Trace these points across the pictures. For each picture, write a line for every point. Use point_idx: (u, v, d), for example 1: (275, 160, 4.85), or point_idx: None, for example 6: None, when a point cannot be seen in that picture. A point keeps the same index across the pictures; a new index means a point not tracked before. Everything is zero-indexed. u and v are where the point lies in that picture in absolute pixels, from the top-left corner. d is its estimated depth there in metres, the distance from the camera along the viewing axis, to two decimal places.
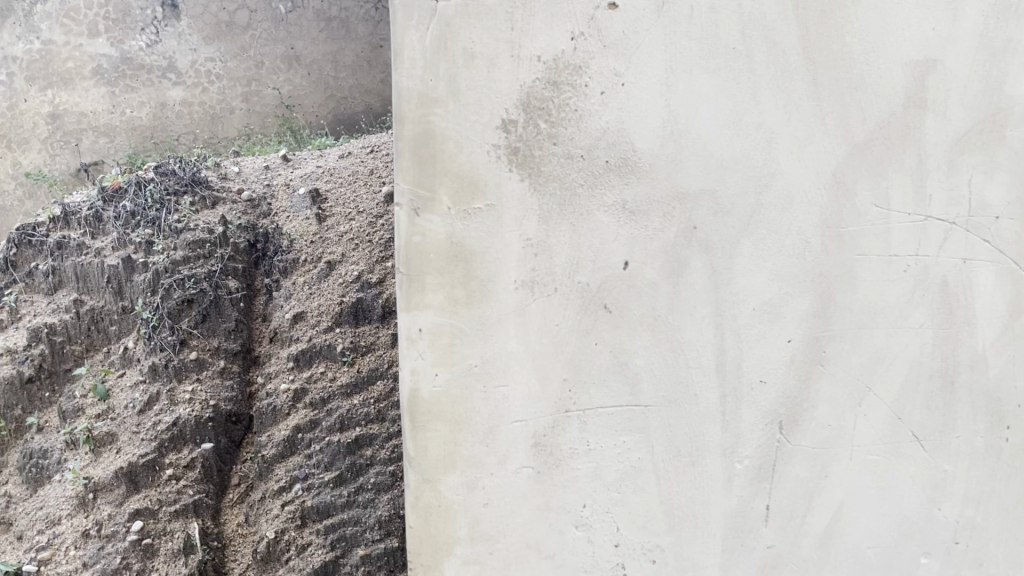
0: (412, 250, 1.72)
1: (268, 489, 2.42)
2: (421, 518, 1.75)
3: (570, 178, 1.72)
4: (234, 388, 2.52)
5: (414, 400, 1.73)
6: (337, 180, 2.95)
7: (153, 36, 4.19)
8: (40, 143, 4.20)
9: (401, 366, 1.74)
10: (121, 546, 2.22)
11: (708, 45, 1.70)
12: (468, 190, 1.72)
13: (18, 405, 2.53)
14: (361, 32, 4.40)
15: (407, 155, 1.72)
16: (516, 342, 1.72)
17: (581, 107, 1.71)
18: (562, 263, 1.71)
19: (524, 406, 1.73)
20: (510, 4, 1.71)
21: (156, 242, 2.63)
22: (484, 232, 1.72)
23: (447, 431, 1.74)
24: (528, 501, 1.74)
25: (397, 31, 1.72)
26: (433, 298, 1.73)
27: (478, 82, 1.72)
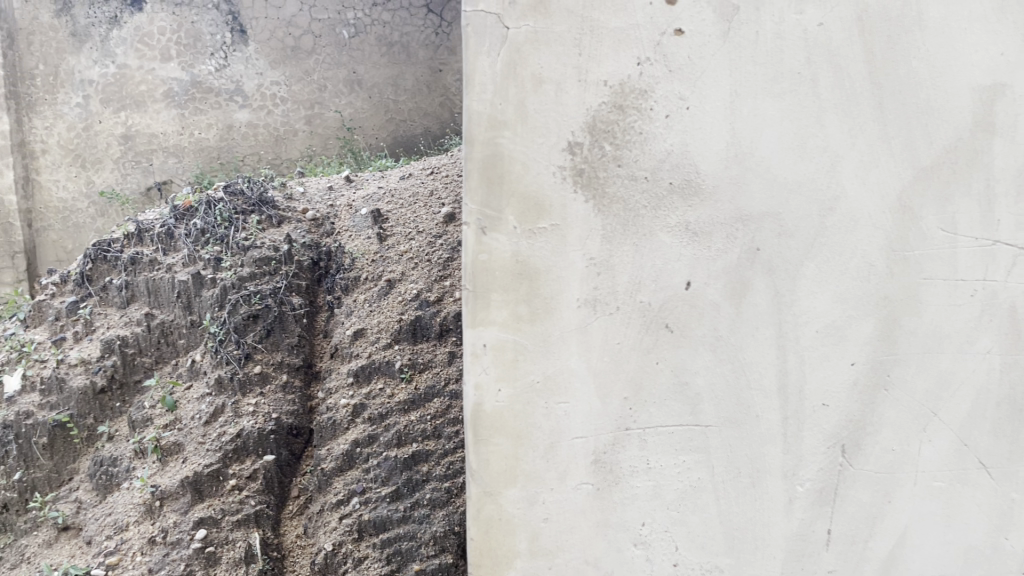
0: (477, 268, 1.73)
1: (326, 502, 2.45)
2: (482, 531, 1.76)
3: (633, 200, 1.73)
4: (295, 402, 2.59)
5: (477, 416, 1.74)
6: (398, 202, 3.12)
7: (221, 61, 5.40)
8: (114, 163, 5.54)
9: (465, 381, 1.75)
10: (185, 554, 2.24)
11: (773, 70, 1.69)
12: (535, 209, 1.73)
13: (90, 413, 2.65)
14: (422, 56, 5.55)
15: (476, 174, 1.73)
16: (578, 359, 1.72)
17: (647, 130, 1.72)
18: (625, 284, 1.72)
19: (584, 423, 1.73)
20: (579, 30, 1.71)
21: (224, 260, 2.75)
22: (548, 251, 1.73)
23: (509, 446, 1.74)
24: (587, 518, 1.74)
25: (469, 57, 1.72)
26: (496, 314, 1.74)
27: (546, 107, 1.72)
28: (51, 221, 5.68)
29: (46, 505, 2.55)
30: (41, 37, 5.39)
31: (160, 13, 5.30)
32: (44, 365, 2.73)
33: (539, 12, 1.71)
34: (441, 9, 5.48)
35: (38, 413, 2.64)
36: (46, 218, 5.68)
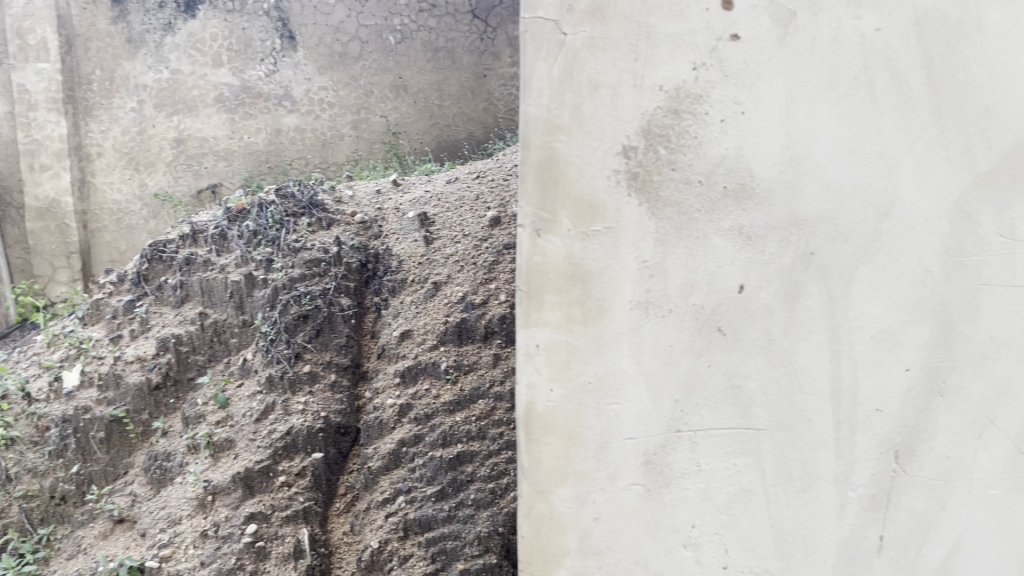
0: (530, 270, 1.66)
1: (373, 500, 2.48)
2: (533, 528, 1.73)
3: (687, 203, 1.63)
4: (343, 401, 2.64)
5: (529, 415, 1.69)
6: (444, 205, 3.16)
7: (271, 66, 5.53)
8: (166, 166, 5.68)
9: (518, 380, 1.69)
10: (236, 548, 2.30)
11: (829, 74, 1.59)
12: (589, 211, 1.64)
13: (145, 409, 2.72)
14: (466, 61, 5.62)
15: (531, 177, 1.64)
16: (630, 362, 1.66)
17: (701, 135, 1.62)
18: (677, 286, 1.64)
19: (635, 424, 1.66)
20: (635, 36, 1.61)
21: (276, 261, 2.85)
22: (602, 253, 1.65)
23: (560, 445, 1.69)
24: (637, 518, 1.70)
25: (527, 63, 1.63)
26: (550, 316, 1.67)
27: (602, 112, 1.63)
28: (106, 222, 5.82)
29: (101, 498, 2.62)
30: (98, 43, 5.56)
31: (212, 20, 5.47)
32: (102, 361, 2.83)
33: (595, 18, 1.60)
34: (486, 15, 5.53)
35: (95, 408, 2.72)
36: (101, 219, 5.82)
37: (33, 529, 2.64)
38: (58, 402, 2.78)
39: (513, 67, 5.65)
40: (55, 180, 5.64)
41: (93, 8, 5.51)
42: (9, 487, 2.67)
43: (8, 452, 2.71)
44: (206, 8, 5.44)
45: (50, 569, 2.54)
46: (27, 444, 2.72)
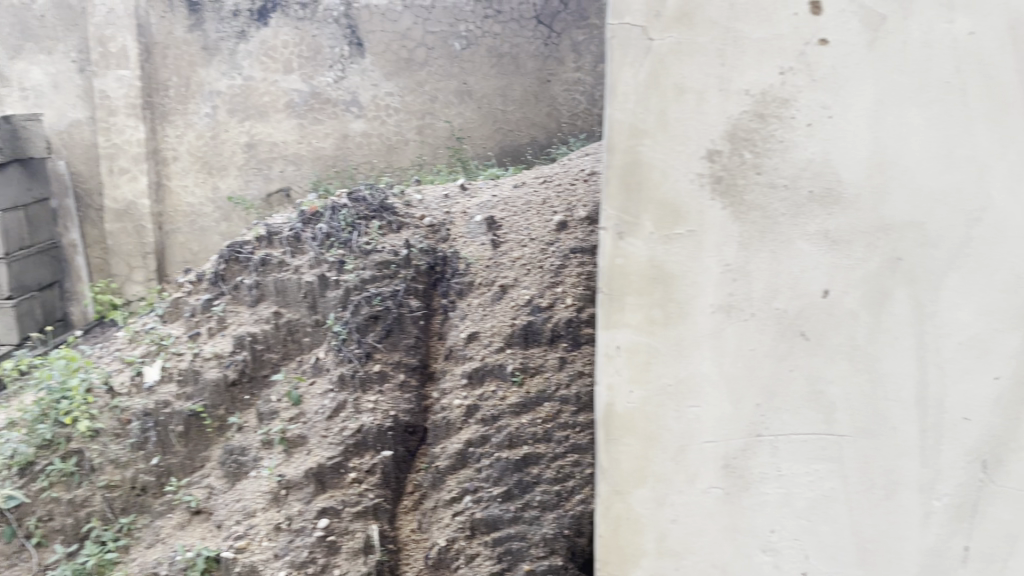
0: (613, 270, 1.69)
1: (440, 499, 2.51)
2: (612, 526, 1.77)
3: (772, 207, 1.62)
4: (412, 401, 2.69)
5: (609, 414, 1.73)
6: (512, 209, 3.19)
7: (339, 73, 5.65)
8: (238, 170, 5.86)
9: (597, 380, 1.73)
10: (308, 541, 2.37)
11: (920, 78, 1.56)
12: (671, 213, 1.66)
13: (221, 405, 2.82)
14: (530, 67, 5.63)
15: (615, 182, 1.67)
16: (710, 366, 1.67)
17: (788, 139, 1.61)
18: (760, 289, 1.63)
19: (716, 428, 1.68)
20: (724, 40, 1.61)
21: (348, 263, 2.96)
22: (684, 256, 1.66)
23: (639, 446, 1.72)
24: (714, 520, 1.71)
25: (612, 69, 1.66)
26: (631, 317, 1.70)
27: (687, 116, 1.64)
28: (180, 224, 6.00)
29: (179, 489, 2.70)
30: (175, 51, 5.75)
31: (283, 27, 5.62)
32: (181, 357, 2.94)
33: (682, 23, 1.62)
34: (551, 21, 5.56)
35: (175, 402, 2.82)
36: (175, 221, 5.99)
37: (114, 518, 2.71)
38: (139, 396, 2.89)
39: (577, 73, 5.65)
40: (133, 183, 5.86)
41: (170, 17, 5.68)
42: (91, 477, 2.75)
43: (91, 443, 2.81)
44: (278, 16, 5.60)
45: (130, 557, 2.61)
46: (109, 437, 2.81)
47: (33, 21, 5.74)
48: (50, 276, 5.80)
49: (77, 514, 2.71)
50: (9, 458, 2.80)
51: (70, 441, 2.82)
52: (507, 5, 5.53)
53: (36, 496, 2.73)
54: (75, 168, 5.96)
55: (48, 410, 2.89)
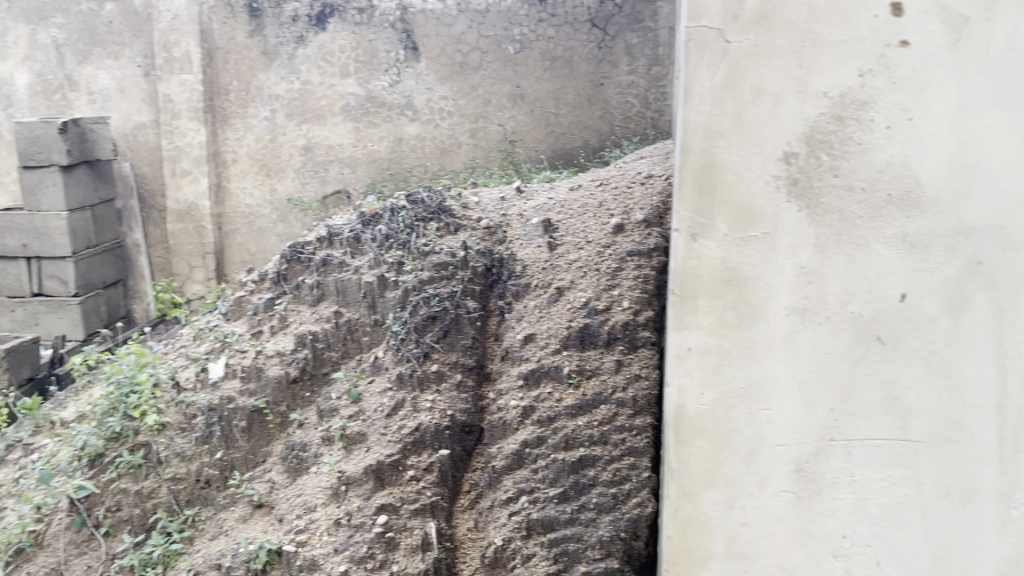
0: (686, 272, 1.69)
1: (496, 498, 2.54)
2: (680, 528, 1.78)
3: (849, 210, 1.60)
4: (468, 401, 2.71)
5: (680, 416, 1.74)
6: (568, 212, 3.20)
7: (395, 76, 5.74)
8: (295, 172, 5.97)
9: (669, 381, 1.74)
10: (367, 537, 2.40)
11: (1005, 79, 1.54)
12: (746, 217, 1.65)
13: (283, 401, 2.88)
14: (584, 70, 5.63)
15: (689, 184, 1.67)
16: (783, 370, 1.66)
17: (867, 141, 1.58)
18: (835, 293, 1.62)
19: (789, 432, 1.67)
20: (801, 42, 1.59)
21: (406, 263, 3.00)
22: (758, 259, 1.65)
23: (711, 448, 1.72)
24: (786, 525, 1.70)
25: (688, 71, 1.65)
26: (703, 319, 1.70)
27: (763, 119, 1.63)
28: (238, 225, 6.13)
29: (242, 483, 2.76)
30: (236, 56, 5.88)
31: (341, 32, 5.72)
32: (244, 354, 3.02)
33: (760, 26, 1.60)
34: (605, 24, 5.55)
35: (238, 398, 2.89)
36: (234, 222, 6.13)
37: (179, 510, 2.78)
38: (204, 392, 2.97)
39: (631, 75, 5.63)
40: (194, 185, 6.00)
41: (232, 22, 5.82)
42: (158, 470, 2.84)
43: (158, 437, 2.89)
44: (336, 21, 5.70)
45: (195, 548, 2.68)
46: (176, 431, 2.90)
47: (101, 27, 5.92)
48: (113, 274, 5.99)
49: (144, 505, 2.79)
50: (81, 450, 2.92)
51: (138, 435, 2.92)
52: (561, 8, 5.54)
53: (105, 486, 2.84)
54: (139, 170, 6.14)
55: (118, 404, 3.01)
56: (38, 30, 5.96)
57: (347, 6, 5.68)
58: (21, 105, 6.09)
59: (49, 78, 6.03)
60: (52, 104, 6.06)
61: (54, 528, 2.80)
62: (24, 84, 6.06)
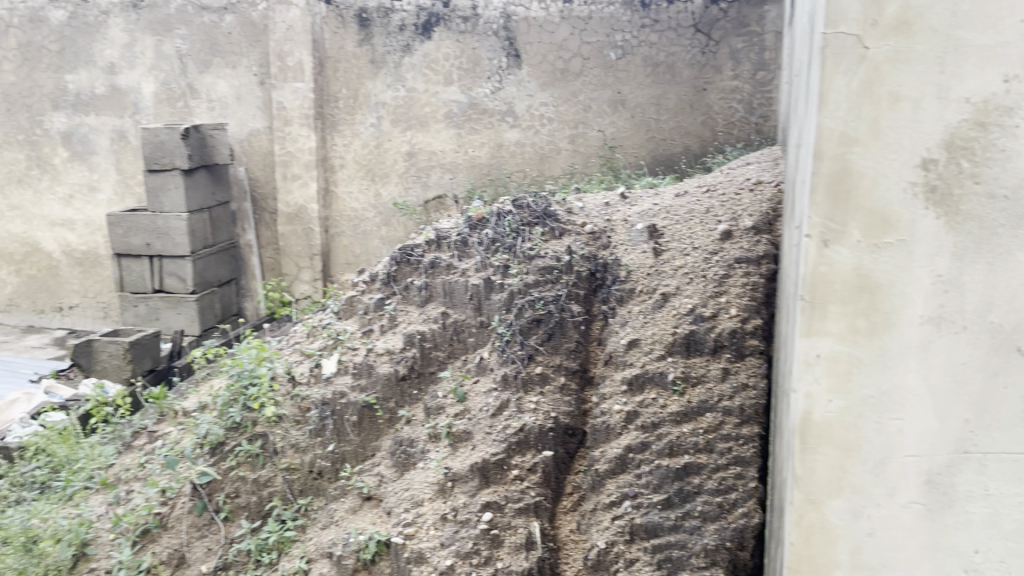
0: (817, 280, 1.65)
1: (599, 502, 2.55)
2: (803, 536, 1.75)
3: (990, 218, 1.56)
4: (571, 404, 2.75)
5: (807, 423, 1.70)
6: (674, 218, 3.20)
7: (496, 84, 5.83)
8: (398, 177, 6.15)
9: (795, 388, 1.70)
10: (473, 533, 2.46)
11: None
12: (882, 222, 1.61)
13: (392, 398, 2.99)
14: (686, 75, 5.58)
15: (821, 190, 1.63)
16: (917, 379, 1.63)
17: (1011, 148, 1.54)
18: (974, 302, 1.58)
19: (921, 442, 1.64)
20: (944, 47, 1.53)
21: (511, 267, 3.05)
22: (893, 266, 1.61)
23: (838, 456, 1.70)
24: (915, 536, 1.68)
25: (824, 76, 1.60)
26: (833, 326, 1.66)
27: (901, 125, 1.58)
28: (344, 228, 6.35)
29: (353, 475, 2.87)
30: (345, 64, 6.09)
31: (446, 40, 5.85)
32: (355, 352, 3.15)
33: (900, 31, 1.55)
34: (709, 29, 5.49)
35: (350, 394, 3.01)
36: (340, 225, 6.35)
37: (292, 499, 2.91)
38: (317, 386, 3.10)
39: (734, 81, 5.55)
40: (304, 188, 6.24)
41: (343, 32, 6.03)
42: (274, 459, 2.98)
43: (275, 428, 3.04)
44: (441, 30, 5.84)
45: (307, 536, 2.79)
46: (291, 423, 3.04)
47: (221, 38, 6.21)
48: (228, 273, 6.28)
49: (260, 493, 2.93)
50: (204, 438, 3.08)
51: (256, 425, 3.07)
52: (664, 14, 5.52)
53: (225, 473, 2.98)
54: (252, 175, 6.43)
55: (239, 396, 3.17)
56: (163, 41, 6.29)
57: (452, 15, 5.80)
58: (146, 112, 6.45)
59: (172, 87, 6.37)
60: (175, 111, 6.40)
61: (177, 511, 2.96)
62: (149, 92, 6.42)
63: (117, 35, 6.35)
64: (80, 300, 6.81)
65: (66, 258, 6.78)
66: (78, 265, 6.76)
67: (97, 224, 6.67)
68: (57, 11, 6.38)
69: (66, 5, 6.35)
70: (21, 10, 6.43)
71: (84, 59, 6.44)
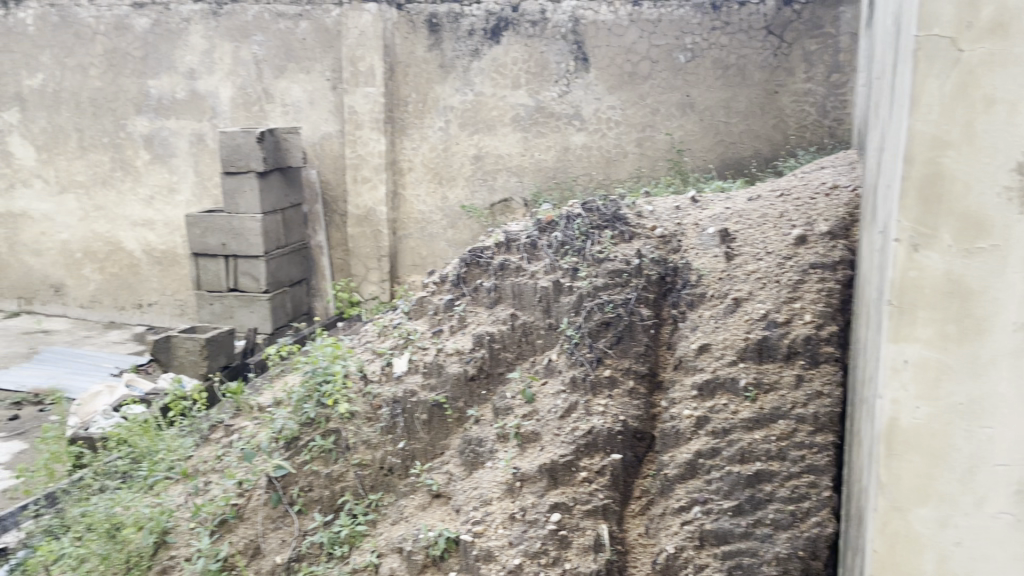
0: (905, 285, 1.63)
1: (668, 507, 2.54)
2: (887, 544, 1.71)
3: None
4: (640, 408, 2.74)
5: (892, 429, 1.67)
6: (746, 222, 3.17)
7: (564, 87, 5.85)
8: (465, 180, 6.22)
9: (882, 394, 1.67)
10: (541, 533, 2.48)
11: None
12: (975, 226, 1.57)
13: (461, 398, 3.03)
14: (757, 78, 5.51)
15: (911, 193, 1.61)
16: (1009, 387, 1.58)
17: None
18: None
19: (1012, 452, 1.60)
20: None
21: (581, 270, 3.07)
22: (986, 271, 1.57)
23: (924, 464, 1.66)
24: (1004, 548, 1.63)
25: (916, 78, 1.58)
26: (922, 332, 1.63)
27: (997, 128, 1.54)
28: (411, 230, 6.45)
29: (422, 473, 2.93)
30: (415, 69, 6.18)
31: (514, 45, 5.90)
32: (426, 351, 3.21)
33: (996, 33, 1.52)
34: (782, 31, 5.40)
35: (420, 392, 3.06)
36: (407, 227, 6.45)
37: (364, 494, 2.98)
38: (389, 384, 3.18)
39: (807, 83, 5.44)
40: (373, 191, 6.36)
41: (413, 37, 6.13)
42: (347, 455, 3.05)
43: (348, 424, 3.11)
44: (510, 34, 5.88)
45: (377, 531, 2.86)
46: (363, 419, 3.12)
47: (295, 43, 6.38)
48: (299, 273, 6.43)
49: (333, 487, 3.01)
50: (279, 432, 3.17)
51: (329, 421, 3.14)
52: (735, 16, 5.46)
53: (299, 467, 3.06)
54: (324, 177, 6.59)
55: (313, 392, 3.25)
56: (241, 47, 6.49)
57: (520, 19, 5.84)
58: (223, 116, 6.66)
59: (249, 91, 6.56)
60: (250, 115, 6.59)
61: (253, 503, 3.05)
62: (227, 97, 6.62)
63: (197, 42, 6.57)
64: (159, 298, 7.06)
65: (146, 257, 7.04)
66: (157, 263, 7.02)
67: (175, 225, 6.91)
68: (142, 19, 6.63)
69: (150, 12, 6.60)
70: (108, 18, 6.70)
71: (166, 65, 6.68)
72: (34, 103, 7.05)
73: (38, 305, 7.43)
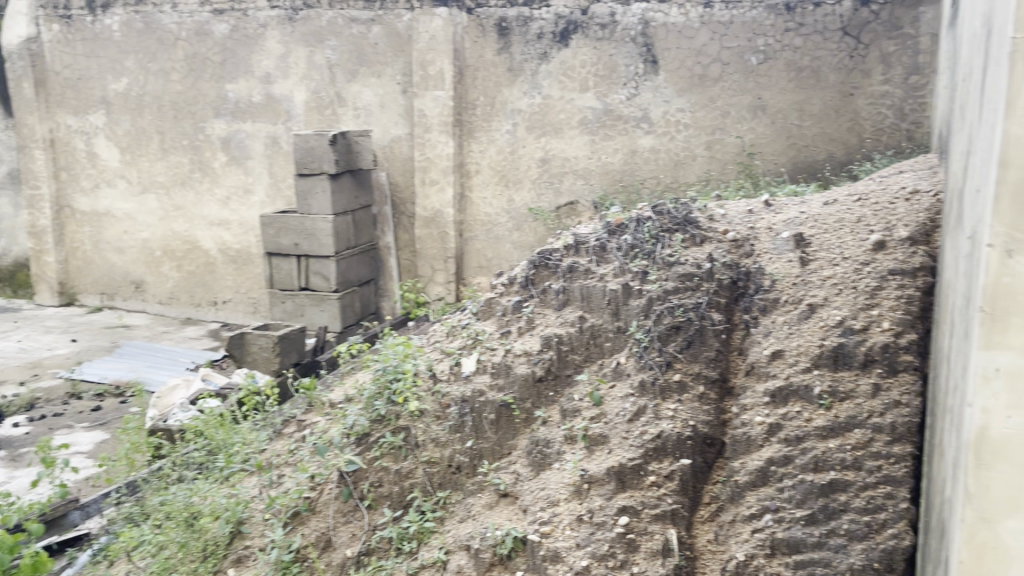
0: (999, 291, 1.58)
1: (738, 514, 2.51)
2: (974, 557, 1.66)
3: None
4: (711, 413, 2.72)
5: (983, 439, 1.62)
6: (822, 227, 3.11)
7: (632, 90, 5.83)
8: (532, 183, 6.25)
9: (972, 402, 1.62)
10: (609, 536, 2.48)
11: None
12: None
13: (529, 399, 3.05)
14: (832, 80, 5.40)
15: (1007, 197, 1.56)
16: None
17: None
18: None
19: None
20: None
21: (651, 273, 3.05)
22: None
23: (1016, 474, 1.61)
24: None
25: (1014, 79, 1.53)
26: (1014, 338, 1.58)
27: None
28: (477, 232, 6.50)
29: (490, 472, 2.95)
30: (484, 73, 6.24)
31: (583, 47, 5.90)
32: (494, 352, 3.23)
33: None
34: (858, 32, 5.29)
35: (488, 392, 3.08)
36: (473, 229, 6.51)
37: (432, 491, 3.02)
38: (457, 383, 3.21)
39: (885, 85, 5.30)
40: (440, 194, 6.44)
41: (483, 41, 6.19)
42: (415, 452, 3.10)
43: (417, 422, 3.16)
44: (579, 37, 5.89)
45: (445, 528, 2.90)
46: (432, 418, 3.15)
47: (367, 48, 6.50)
48: (368, 273, 6.55)
49: (401, 483, 3.06)
50: (350, 428, 3.24)
51: (398, 419, 3.20)
52: (810, 17, 5.36)
53: (370, 463, 3.12)
54: (393, 180, 6.69)
55: (383, 390, 3.32)
56: (315, 52, 6.65)
57: (589, 22, 5.84)
58: (297, 119, 6.83)
59: (322, 95, 6.71)
60: (323, 118, 6.75)
61: (325, 496, 3.14)
62: (301, 100, 6.79)
63: (273, 47, 6.76)
64: (233, 295, 7.28)
65: (222, 255, 7.26)
66: (232, 262, 7.24)
67: (250, 225, 7.11)
68: (221, 25, 6.85)
69: (229, 19, 6.82)
70: (189, 24, 6.94)
71: (243, 69, 6.89)
72: (119, 106, 7.34)
73: (120, 301, 7.73)
